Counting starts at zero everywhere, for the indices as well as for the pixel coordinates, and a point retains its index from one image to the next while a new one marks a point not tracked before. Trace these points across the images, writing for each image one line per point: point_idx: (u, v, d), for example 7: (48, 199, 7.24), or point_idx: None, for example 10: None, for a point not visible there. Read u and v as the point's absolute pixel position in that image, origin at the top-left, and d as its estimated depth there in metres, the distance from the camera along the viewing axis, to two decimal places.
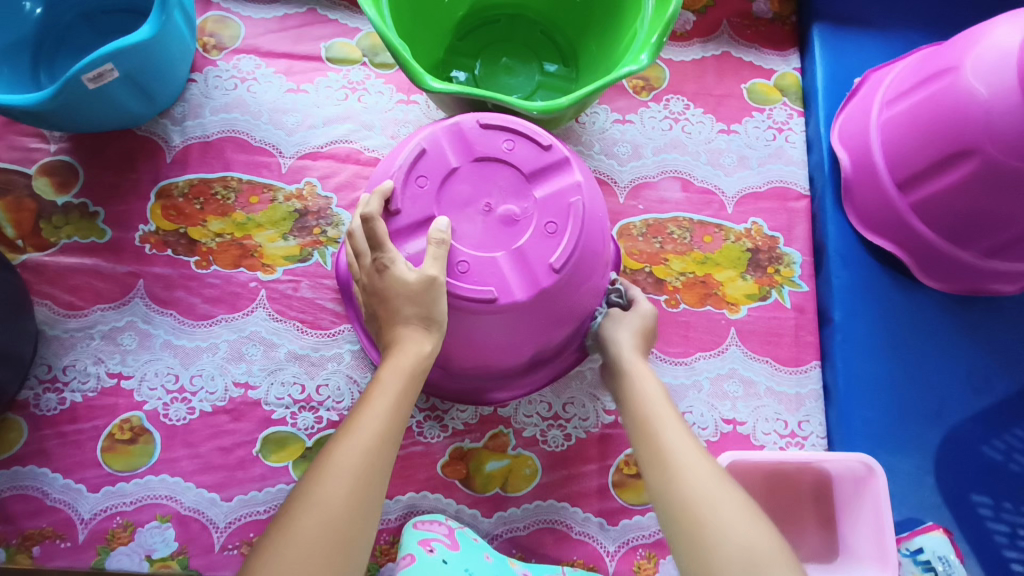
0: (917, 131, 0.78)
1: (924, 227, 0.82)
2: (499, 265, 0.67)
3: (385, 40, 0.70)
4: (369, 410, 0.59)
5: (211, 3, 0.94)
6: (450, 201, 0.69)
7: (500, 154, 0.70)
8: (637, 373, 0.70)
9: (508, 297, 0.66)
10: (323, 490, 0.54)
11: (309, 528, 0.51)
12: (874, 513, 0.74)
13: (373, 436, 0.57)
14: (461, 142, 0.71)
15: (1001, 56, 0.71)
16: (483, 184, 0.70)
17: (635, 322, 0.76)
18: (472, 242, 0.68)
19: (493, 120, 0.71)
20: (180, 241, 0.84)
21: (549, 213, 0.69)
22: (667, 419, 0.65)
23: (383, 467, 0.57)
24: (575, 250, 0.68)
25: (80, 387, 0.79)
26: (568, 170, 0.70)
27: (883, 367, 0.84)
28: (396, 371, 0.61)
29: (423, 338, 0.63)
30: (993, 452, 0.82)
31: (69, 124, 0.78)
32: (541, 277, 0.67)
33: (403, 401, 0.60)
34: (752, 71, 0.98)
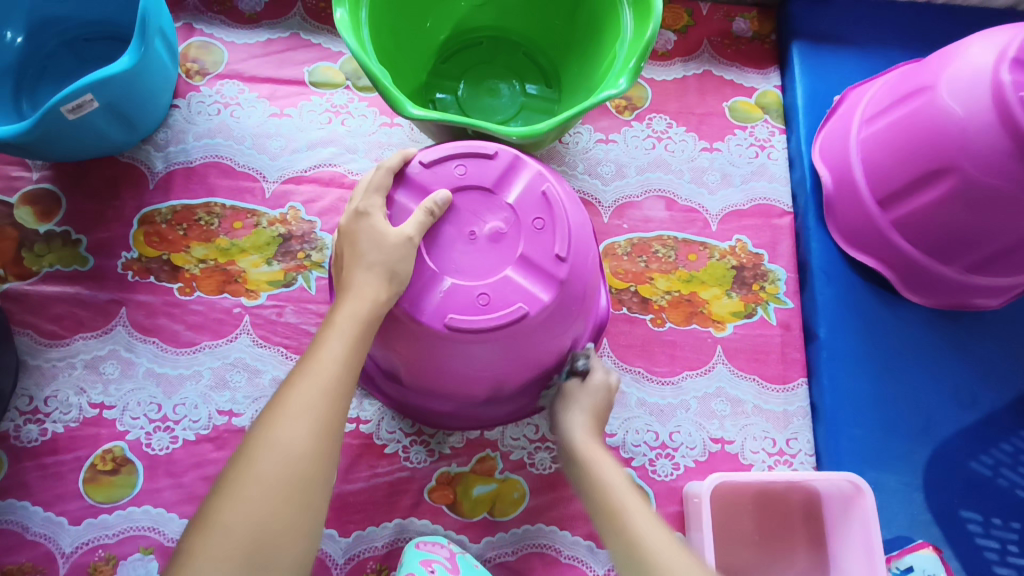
0: (895, 150, 0.79)
1: (906, 244, 0.82)
2: (513, 280, 0.66)
3: (364, 66, 0.70)
4: (325, 352, 0.59)
5: (194, 29, 0.94)
6: (437, 245, 0.67)
7: (455, 181, 0.69)
8: (594, 458, 0.68)
9: (538, 305, 0.65)
10: (277, 433, 0.54)
11: (269, 469, 0.53)
12: (862, 531, 0.73)
13: (329, 381, 0.58)
14: (417, 186, 0.69)
15: (975, 75, 0.72)
16: (460, 214, 0.69)
17: (587, 399, 0.71)
18: (474, 269, 0.66)
19: (435, 153, 0.70)
20: (163, 268, 0.84)
21: (530, 210, 0.68)
22: (632, 502, 0.63)
23: (342, 407, 0.58)
24: (570, 234, 0.68)
25: (62, 418, 0.78)
26: (523, 166, 0.70)
27: (868, 383, 0.84)
28: (352, 316, 0.61)
29: (381, 285, 0.62)
30: (981, 468, 0.82)
31: (50, 154, 0.77)
32: (550, 290, 0.66)
33: (359, 345, 0.60)
34: (733, 89, 0.98)
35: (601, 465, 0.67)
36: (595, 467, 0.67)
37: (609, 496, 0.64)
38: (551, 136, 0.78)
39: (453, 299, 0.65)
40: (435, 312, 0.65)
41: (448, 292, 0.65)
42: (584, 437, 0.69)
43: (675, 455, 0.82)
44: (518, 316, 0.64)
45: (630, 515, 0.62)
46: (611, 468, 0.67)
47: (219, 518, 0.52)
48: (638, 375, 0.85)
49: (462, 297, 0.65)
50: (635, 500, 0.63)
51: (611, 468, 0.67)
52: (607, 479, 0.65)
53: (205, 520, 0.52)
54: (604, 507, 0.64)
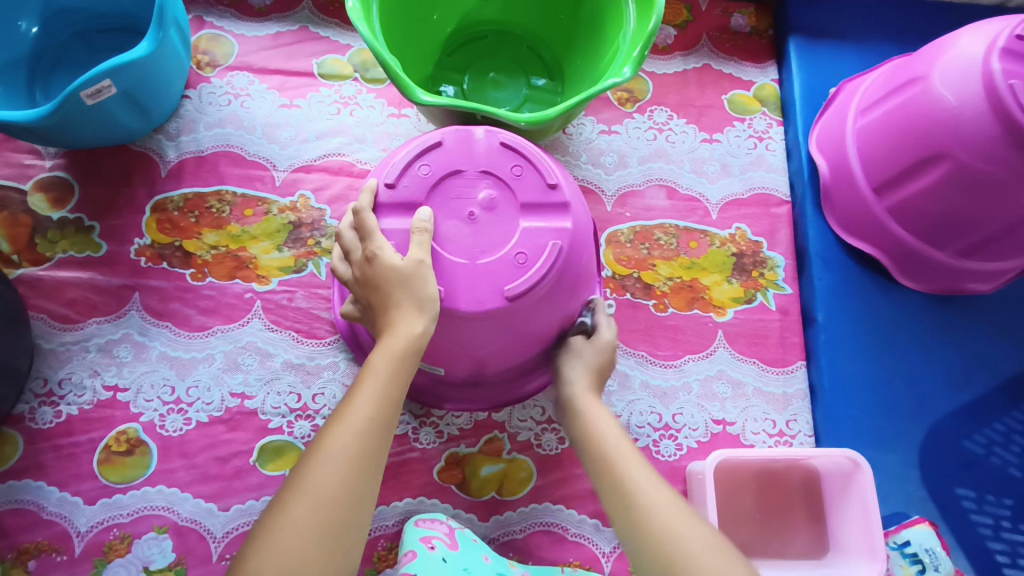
0: (891, 139, 0.81)
1: (900, 229, 0.84)
2: (533, 228, 0.68)
3: (376, 54, 0.71)
4: (359, 395, 0.59)
5: (205, 22, 0.96)
6: (450, 239, 0.67)
7: (426, 181, 0.69)
8: (590, 407, 0.70)
9: (566, 235, 0.68)
10: (312, 478, 0.54)
11: (302, 514, 0.52)
12: (862, 507, 0.75)
13: (362, 422, 0.57)
14: (399, 207, 0.69)
15: (967, 65, 0.74)
16: (452, 204, 0.69)
17: (594, 356, 0.73)
18: (495, 238, 0.67)
19: (395, 169, 0.70)
20: (175, 254, 0.85)
21: (505, 162, 0.70)
22: (633, 464, 0.63)
23: (376, 451, 0.57)
24: (544, 163, 0.71)
25: (76, 400, 0.79)
26: (472, 132, 0.71)
27: (866, 366, 0.86)
28: (386, 354, 0.61)
29: (415, 318, 0.62)
30: (975, 446, 0.85)
31: (66, 140, 0.79)
32: (567, 216, 0.69)
33: (394, 384, 0.60)
34: (732, 82, 1.01)
35: (598, 416, 0.68)
36: (593, 421, 0.68)
37: (603, 445, 0.65)
38: (556, 125, 0.80)
39: (495, 271, 0.66)
40: (487, 292, 0.66)
41: (489, 271, 0.66)
42: (582, 387, 0.71)
43: (677, 436, 0.84)
44: (558, 253, 0.67)
45: (624, 464, 0.63)
46: (608, 421, 0.68)
47: (252, 563, 0.52)
48: (641, 358, 0.87)
49: (502, 264, 0.66)
50: (635, 461, 0.63)
51: (608, 424, 0.68)
52: (601, 426, 0.67)
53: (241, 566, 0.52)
54: (598, 454, 0.65)
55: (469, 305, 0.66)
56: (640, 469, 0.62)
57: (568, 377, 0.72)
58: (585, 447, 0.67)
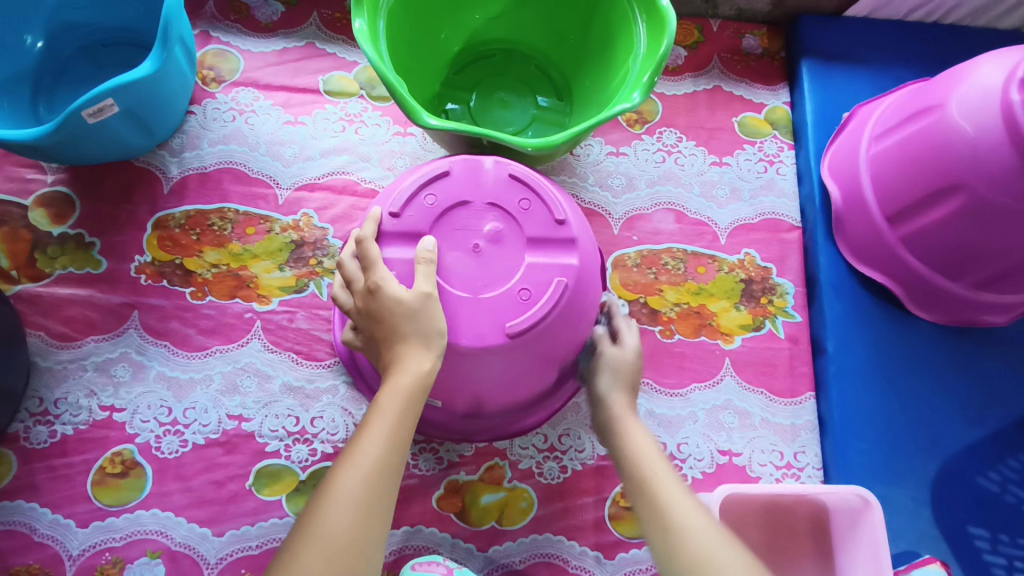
0: (905, 168, 0.80)
1: (914, 260, 0.83)
2: (537, 264, 0.67)
3: (382, 76, 0.70)
4: (368, 436, 0.58)
5: (211, 37, 0.95)
6: (452, 271, 0.66)
7: (432, 211, 0.68)
8: (630, 431, 0.69)
9: (572, 271, 0.67)
10: (323, 522, 0.53)
11: (313, 560, 0.51)
12: (871, 547, 0.73)
13: (372, 463, 0.56)
14: (404, 236, 0.68)
15: (985, 95, 0.73)
16: (457, 237, 0.67)
17: (627, 368, 0.74)
18: (498, 273, 0.66)
19: (400, 197, 0.68)
20: (176, 272, 0.84)
21: (512, 195, 0.69)
22: (671, 486, 0.63)
23: (386, 494, 0.56)
24: (552, 196, 0.69)
25: (71, 420, 0.78)
26: (480, 162, 0.70)
27: (877, 399, 0.84)
28: (394, 393, 0.59)
29: (421, 354, 0.61)
30: (989, 483, 0.82)
31: (68, 157, 0.78)
32: (573, 253, 0.68)
33: (403, 424, 0.59)
34: (742, 105, 0.99)
35: (639, 437, 0.68)
36: (631, 441, 0.68)
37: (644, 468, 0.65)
38: (564, 149, 0.79)
39: (499, 306, 0.65)
40: (488, 327, 0.64)
41: (492, 306, 0.65)
42: (624, 406, 0.72)
43: (682, 467, 0.82)
44: (563, 290, 0.66)
45: (658, 484, 0.63)
46: (647, 442, 0.68)
47: None
48: (647, 386, 0.85)
49: (504, 299, 0.65)
50: (663, 469, 0.65)
51: (646, 442, 0.68)
52: (639, 448, 0.67)
53: None
54: (637, 477, 0.65)
55: (469, 339, 0.64)
56: (675, 489, 0.63)
57: (603, 393, 0.73)
58: (628, 465, 0.66)
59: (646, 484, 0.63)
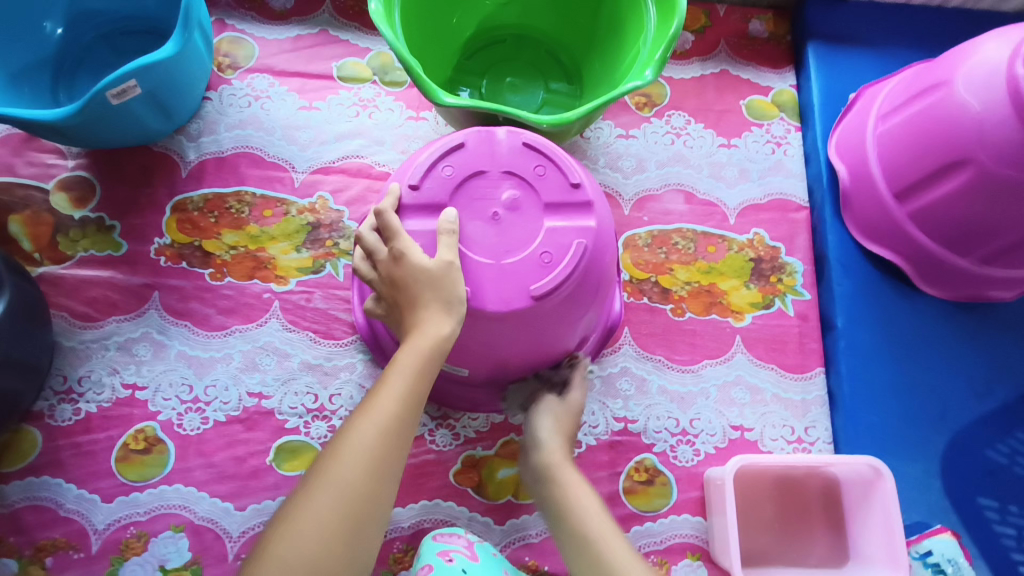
0: (913, 144, 0.81)
1: (922, 235, 0.84)
2: (557, 227, 0.68)
3: (400, 56, 0.72)
4: (384, 391, 0.60)
5: (226, 25, 0.97)
6: (474, 239, 0.67)
7: (450, 182, 0.69)
8: (571, 485, 0.69)
9: (590, 233, 0.68)
10: (334, 472, 0.56)
11: (324, 507, 0.55)
12: (883, 516, 0.74)
13: (385, 419, 0.58)
14: (423, 207, 0.69)
15: (991, 71, 0.74)
16: (476, 206, 0.69)
17: (562, 416, 0.74)
18: (518, 239, 0.67)
19: (418, 170, 0.70)
20: (195, 253, 0.86)
21: (527, 162, 0.70)
22: (617, 549, 0.63)
23: (398, 449, 0.58)
24: (566, 161, 0.71)
25: (95, 398, 0.79)
26: (494, 133, 0.71)
27: (886, 373, 0.86)
28: (413, 352, 0.61)
29: (442, 318, 0.62)
30: (997, 456, 0.84)
31: (89, 139, 0.79)
32: (591, 215, 0.69)
33: (420, 382, 0.61)
34: (750, 88, 1.01)
35: (579, 492, 0.68)
36: (571, 494, 0.68)
37: (578, 520, 0.66)
38: (577, 127, 0.80)
39: (521, 272, 0.66)
40: (512, 292, 0.66)
41: (514, 272, 0.66)
42: (557, 456, 0.71)
43: (695, 441, 0.84)
44: (582, 252, 0.67)
45: (604, 544, 0.64)
46: (587, 496, 0.68)
47: (274, 549, 0.54)
48: (659, 363, 0.87)
49: (525, 264, 0.66)
50: (607, 526, 0.65)
51: (586, 496, 0.68)
52: (581, 505, 0.67)
53: (264, 548, 0.55)
54: (579, 536, 0.65)
55: (495, 304, 0.66)
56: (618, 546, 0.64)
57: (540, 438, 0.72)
58: (562, 516, 0.67)
59: (591, 544, 0.64)
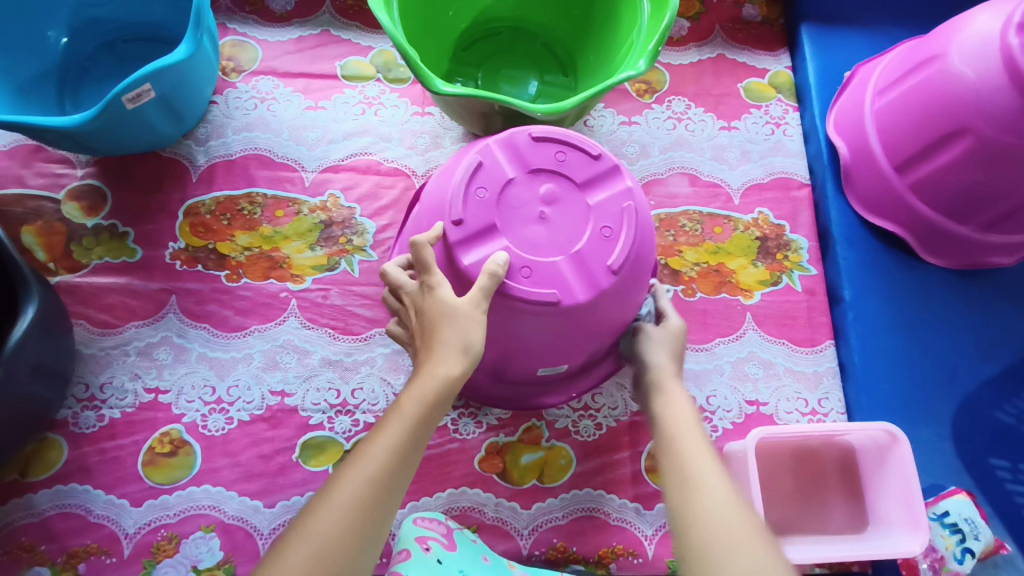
0: (912, 118, 0.83)
1: (924, 206, 0.86)
2: (603, 198, 0.69)
3: (396, 45, 0.72)
4: (383, 436, 0.58)
5: (228, 29, 0.97)
6: (541, 244, 0.66)
7: (488, 201, 0.67)
8: (667, 388, 0.70)
9: (631, 194, 0.69)
10: (321, 518, 0.53)
11: (304, 555, 0.51)
12: (901, 479, 0.77)
13: (381, 464, 0.56)
14: (472, 237, 0.66)
15: (984, 42, 0.76)
16: (524, 214, 0.67)
17: (668, 340, 0.75)
18: (572, 222, 0.68)
19: (455, 204, 0.66)
20: (210, 256, 0.86)
21: (547, 153, 0.70)
22: (692, 442, 0.63)
23: (390, 498, 0.56)
24: (576, 138, 0.71)
25: (118, 404, 0.80)
26: (502, 141, 0.70)
27: (894, 342, 0.88)
28: (418, 397, 0.59)
29: (454, 361, 0.60)
30: (1006, 417, 0.86)
31: (103, 145, 0.80)
32: (622, 178, 0.70)
33: (420, 429, 0.59)
34: (746, 71, 1.03)
35: (677, 400, 0.69)
36: (670, 402, 0.69)
37: (668, 422, 0.66)
38: (570, 117, 0.81)
39: (591, 255, 0.66)
40: (593, 273, 0.66)
41: (586, 258, 0.66)
42: (665, 368, 0.73)
43: (713, 418, 0.85)
44: (635, 213, 0.68)
45: (680, 437, 0.64)
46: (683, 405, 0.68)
47: None
48: None
49: (593, 244, 0.67)
50: (683, 422, 0.66)
51: (682, 404, 0.68)
52: (674, 410, 0.68)
53: None
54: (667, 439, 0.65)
55: (586, 292, 0.65)
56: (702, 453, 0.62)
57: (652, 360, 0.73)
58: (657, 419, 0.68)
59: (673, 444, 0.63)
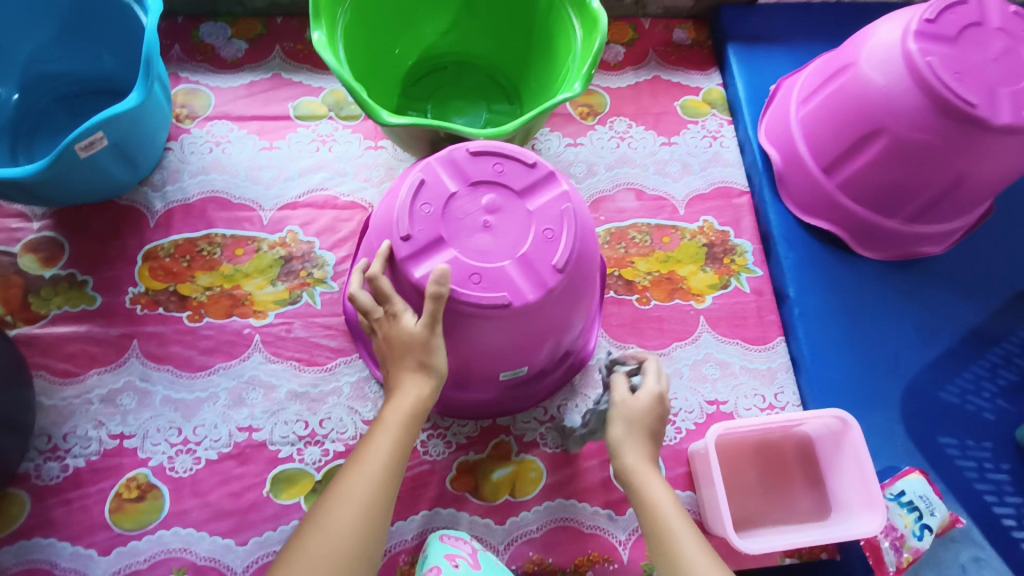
0: (832, 122, 0.89)
1: (852, 203, 0.92)
2: (542, 203, 0.72)
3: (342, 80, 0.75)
4: (376, 444, 0.64)
5: (180, 79, 1.00)
6: (487, 251, 0.69)
7: (434, 216, 0.70)
8: (640, 472, 0.69)
9: (568, 195, 0.72)
10: (330, 518, 0.60)
11: (319, 551, 0.58)
12: (856, 461, 0.80)
13: (379, 468, 0.63)
14: (422, 252, 0.68)
15: (888, 49, 0.83)
16: (468, 225, 0.70)
17: (639, 410, 0.72)
18: (516, 228, 0.70)
19: (403, 220, 0.69)
20: (170, 298, 0.87)
21: (485, 166, 0.73)
22: (673, 520, 0.66)
23: (388, 498, 0.63)
24: (510, 148, 0.74)
25: (82, 452, 0.79)
26: (440, 158, 0.73)
27: (840, 334, 0.92)
28: (400, 409, 0.66)
29: (422, 380, 0.66)
30: (950, 396, 0.90)
31: (57, 195, 0.81)
32: (559, 182, 0.73)
33: (407, 435, 0.66)
34: (681, 90, 1.09)
35: (652, 485, 0.68)
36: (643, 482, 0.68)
37: (649, 512, 0.67)
38: (515, 140, 0.85)
39: (535, 257, 0.69)
40: (540, 274, 0.68)
41: (529, 261, 0.68)
42: (633, 449, 0.70)
43: (675, 420, 0.88)
44: (574, 214, 0.71)
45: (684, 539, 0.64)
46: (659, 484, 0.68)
47: None
48: (632, 350, 0.91)
49: (537, 248, 0.69)
50: (677, 517, 0.66)
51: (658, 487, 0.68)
52: (652, 491, 0.68)
53: None
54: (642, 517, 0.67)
55: (535, 291, 0.68)
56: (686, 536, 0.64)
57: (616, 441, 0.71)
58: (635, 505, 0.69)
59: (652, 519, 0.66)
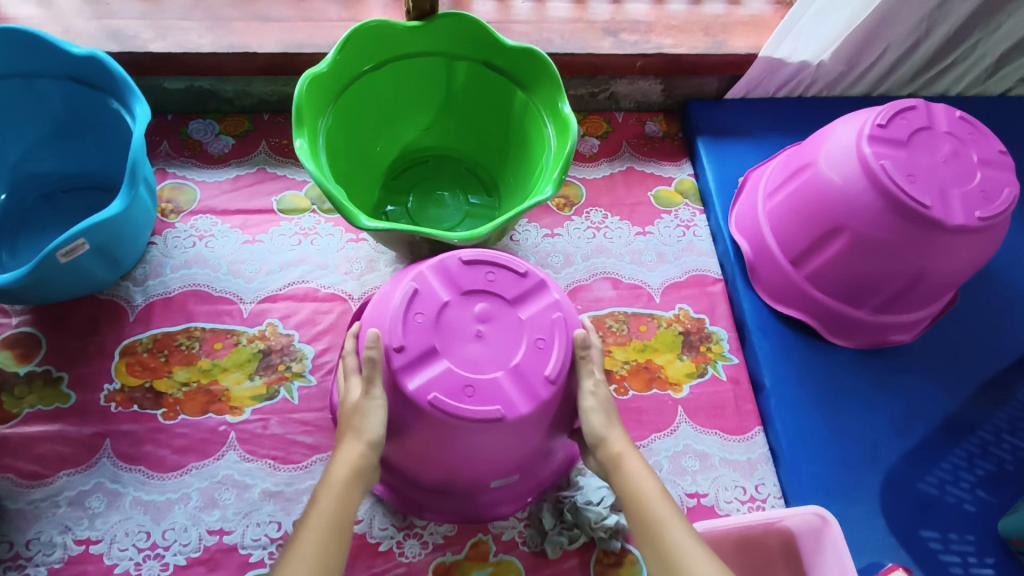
0: (796, 217, 0.93)
1: (820, 294, 0.94)
2: (536, 312, 0.74)
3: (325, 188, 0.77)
4: (320, 506, 0.66)
5: (167, 174, 1.03)
6: (478, 361, 0.70)
7: (427, 325, 0.71)
8: (632, 467, 0.72)
9: (560, 305, 0.75)
10: None
11: None
12: (836, 561, 0.79)
13: (324, 530, 0.65)
14: (414, 363, 0.69)
15: (844, 152, 0.87)
16: (461, 334, 0.71)
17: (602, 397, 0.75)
18: (508, 337, 0.72)
19: (395, 330, 0.70)
20: (146, 395, 0.87)
21: (476, 276, 0.75)
22: (667, 517, 0.68)
23: (333, 559, 0.64)
24: (501, 257, 0.77)
25: (45, 560, 0.77)
26: (431, 267, 0.74)
27: (816, 424, 0.93)
28: (338, 473, 0.68)
29: (355, 444, 0.69)
30: (929, 488, 0.90)
31: (36, 296, 0.82)
32: (550, 291, 0.76)
33: (349, 494, 0.67)
34: (654, 180, 1.13)
35: (639, 474, 0.71)
36: (634, 479, 0.71)
37: (642, 507, 0.69)
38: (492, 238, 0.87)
39: (529, 368, 0.70)
40: (533, 385, 0.70)
41: (524, 372, 0.70)
42: (620, 444, 0.73)
43: None
44: (566, 323, 0.73)
45: (669, 527, 0.67)
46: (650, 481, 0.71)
47: None
48: None
49: (530, 358, 0.71)
50: (669, 510, 0.68)
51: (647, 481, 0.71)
52: (642, 488, 0.70)
53: None
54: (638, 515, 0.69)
55: (528, 402, 0.69)
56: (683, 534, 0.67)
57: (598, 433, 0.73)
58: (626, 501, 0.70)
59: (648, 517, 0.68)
